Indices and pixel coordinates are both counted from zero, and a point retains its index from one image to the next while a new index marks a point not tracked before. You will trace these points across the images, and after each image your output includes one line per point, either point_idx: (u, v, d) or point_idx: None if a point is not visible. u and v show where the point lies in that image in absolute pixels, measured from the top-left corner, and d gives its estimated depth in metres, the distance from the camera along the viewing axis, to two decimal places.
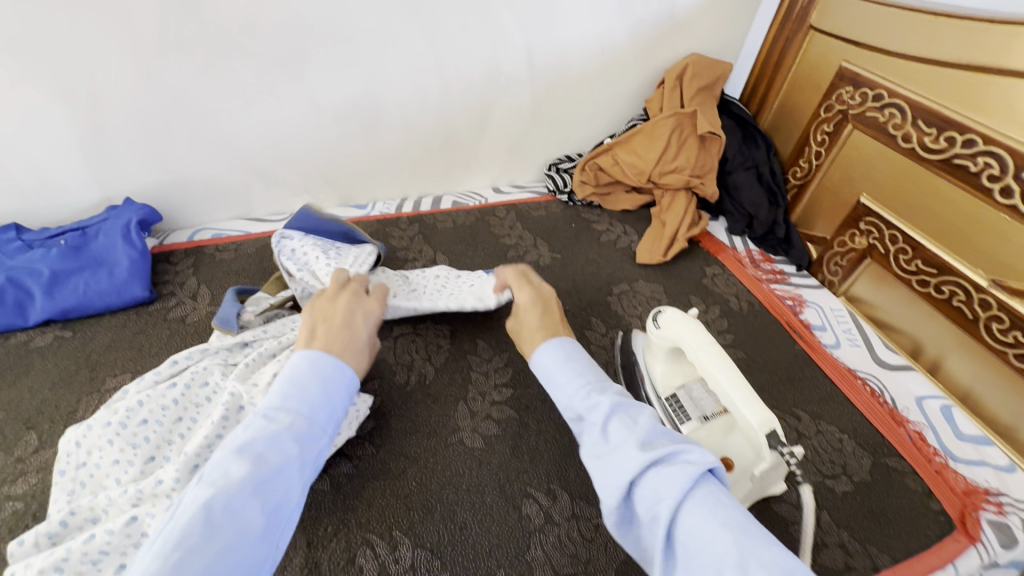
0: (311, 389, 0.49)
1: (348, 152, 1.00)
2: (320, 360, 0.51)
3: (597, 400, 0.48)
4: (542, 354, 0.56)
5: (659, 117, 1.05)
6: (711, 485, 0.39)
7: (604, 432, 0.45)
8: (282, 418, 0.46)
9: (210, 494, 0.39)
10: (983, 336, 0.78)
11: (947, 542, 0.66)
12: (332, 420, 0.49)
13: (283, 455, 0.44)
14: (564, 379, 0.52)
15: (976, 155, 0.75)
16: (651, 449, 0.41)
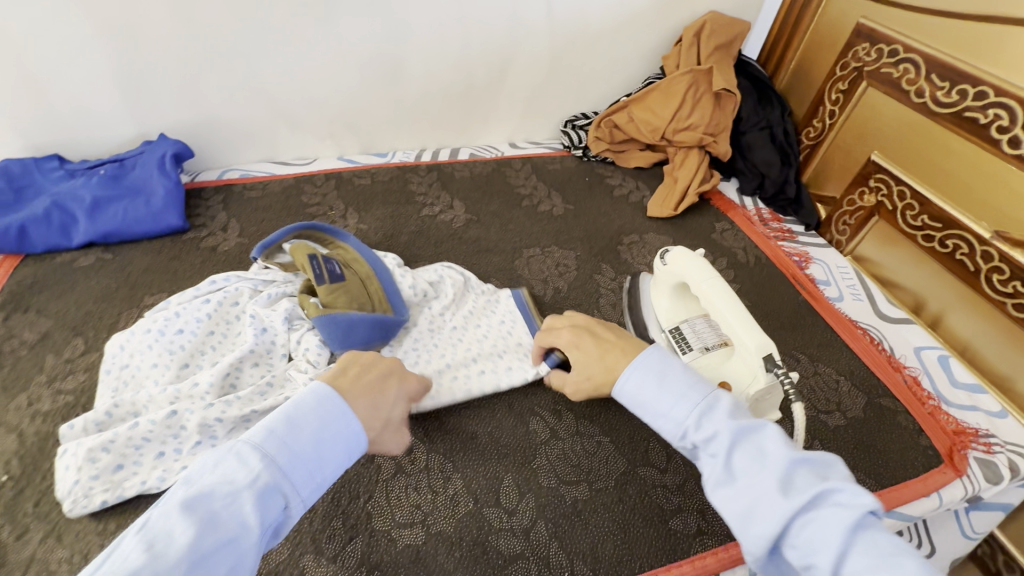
0: (302, 437, 0.44)
1: (371, 99, 1.04)
2: (326, 404, 0.46)
3: (713, 429, 0.46)
4: (628, 380, 0.53)
5: (676, 74, 1.06)
6: (871, 529, 0.38)
7: (730, 469, 0.43)
8: (255, 466, 0.41)
9: (139, 560, 0.33)
10: (984, 288, 0.80)
11: (933, 474, 0.69)
12: (312, 483, 0.43)
13: (238, 520, 0.38)
14: (665, 406, 0.50)
15: (986, 107, 0.76)
16: (792, 491, 0.40)
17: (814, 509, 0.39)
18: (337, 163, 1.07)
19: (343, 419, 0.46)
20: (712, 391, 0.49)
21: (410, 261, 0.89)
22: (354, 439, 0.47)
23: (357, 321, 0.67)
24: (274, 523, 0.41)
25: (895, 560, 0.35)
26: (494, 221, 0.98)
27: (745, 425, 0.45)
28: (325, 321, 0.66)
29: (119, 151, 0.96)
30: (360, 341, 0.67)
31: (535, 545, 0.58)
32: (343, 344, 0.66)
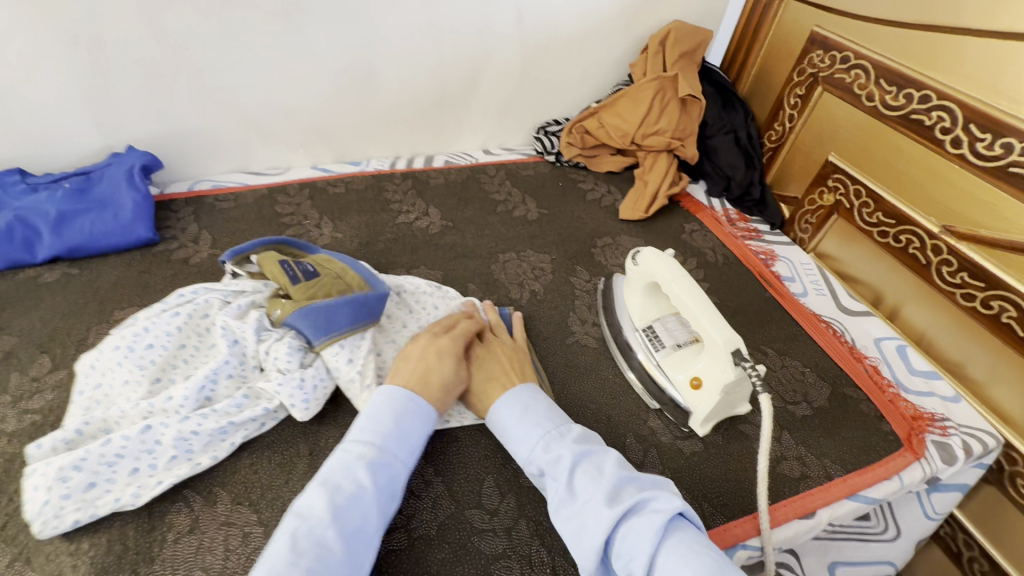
0: (386, 421, 0.56)
1: (343, 108, 1.04)
2: (394, 396, 0.58)
3: (559, 452, 0.55)
4: (498, 410, 0.61)
5: (643, 81, 1.10)
6: (681, 529, 0.48)
7: (572, 490, 0.52)
8: (358, 448, 0.53)
9: (319, 502, 0.48)
10: (935, 281, 0.85)
11: (894, 458, 0.72)
12: (405, 448, 0.55)
13: (355, 483, 0.50)
14: (519, 432, 0.58)
15: (930, 110, 0.81)
16: (617, 503, 0.49)
17: (633, 522, 0.48)
18: (310, 172, 1.07)
19: (414, 404, 0.58)
20: (562, 416, 0.60)
21: (386, 269, 0.89)
22: (424, 413, 0.58)
23: (335, 305, 0.68)
24: (390, 485, 0.52)
25: (699, 552, 0.45)
26: (470, 227, 0.99)
27: (586, 447, 0.56)
28: (303, 312, 0.68)
29: (84, 163, 0.94)
30: (342, 324, 0.68)
31: (517, 544, 0.59)
32: (324, 332, 0.68)
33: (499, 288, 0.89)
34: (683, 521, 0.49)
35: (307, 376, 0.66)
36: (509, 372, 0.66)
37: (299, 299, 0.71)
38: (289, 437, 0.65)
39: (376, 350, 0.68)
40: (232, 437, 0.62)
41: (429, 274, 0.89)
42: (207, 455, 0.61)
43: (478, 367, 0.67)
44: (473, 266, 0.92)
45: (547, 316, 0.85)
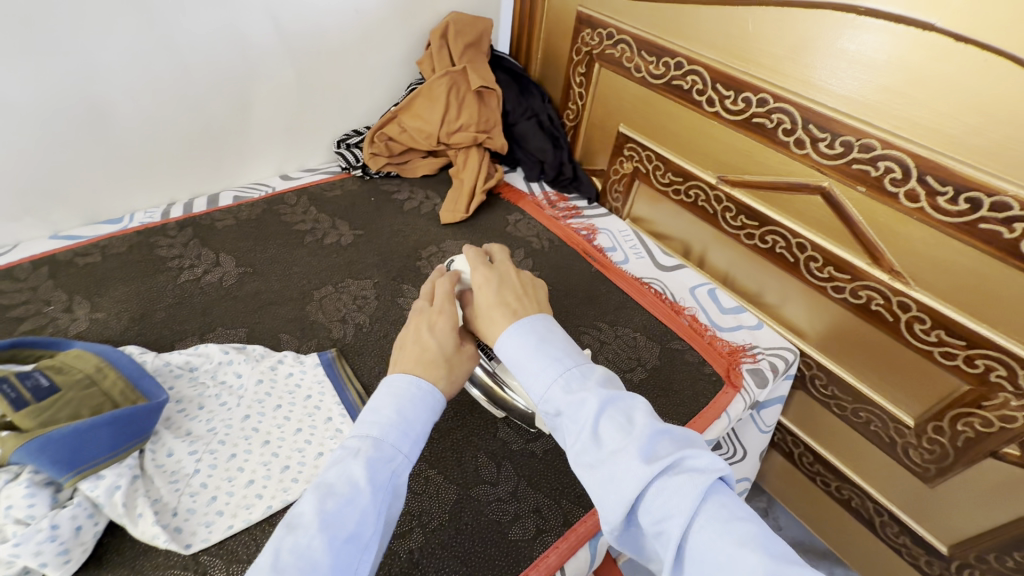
0: (385, 411, 0.48)
1: (75, 158, 0.84)
2: (398, 382, 0.51)
3: (583, 395, 0.47)
4: (507, 345, 0.53)
5: (433, 78, 1.06)
6: (721, 494, 0.41)
7: (595, 437, 0.45)
8: (355, 443, 0.46)
9: (280, 537, 0.39)
10: (724, 226, 0.95)
11: (719, 396, 0.79)
12: (408, 439, 0.47)
13: (349, 482, 0.42)
14: (535, 376, 0.50)
15: (685, 75, 0.89)
16: (654, 458, 0.42)
17: (672, 479, 0.42)
18: (49, 244, 0.85)
19: (416, 390, 0.50)
20: (584, 354, 0.51)
21: (172, 343, 0.75)
22: (432, 399, 0.51)
23: (87, 429, 0.56)
24: (391, 482, 0.44)
25: (739, 522, 0.39)
26: (275, 268, 0.88)
27: (616, 390, 0.48)
28: (38, 445, 0.53)
29: None
30: (101, 451, 0.56)
31: None
32: (73, 465, 0.54)
33: (318, 331, 0.79)
34: (725, 487, 0.43)
35: (61, 520, 0.52)
36: (524, 300, 0.57)
37: (29, 429, 0.55)
38: None
39: (421, 329, 0.56)
40: None
41: (229, 336, 0.77)
42: None
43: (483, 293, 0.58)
44: (284, 313, 0.81)
45: (376, 348, 0.78)
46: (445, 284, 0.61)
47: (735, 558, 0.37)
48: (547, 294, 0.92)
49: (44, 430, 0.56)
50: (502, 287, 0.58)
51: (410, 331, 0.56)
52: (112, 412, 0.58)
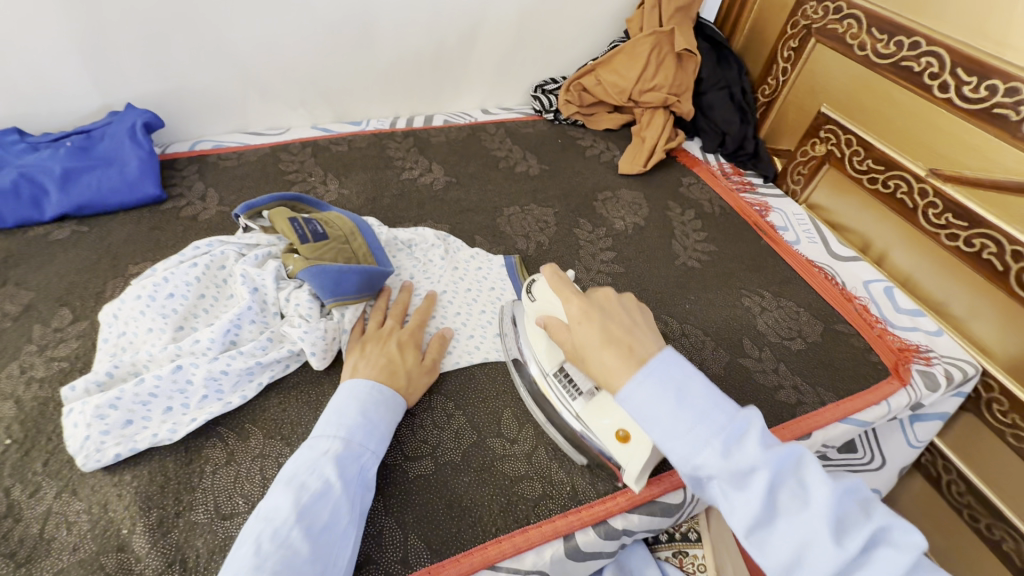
0: (351, 414, 0.57)
1: (342, 65, 1.03)
2: (359, 388, 0.59)
3: (746, 460, 0.43)
4: (636, 392, 0.49)
5: (639, 36, 1.10)
6: (902, 545, 0.40)
7: (769, 511, 0.43)
8: (326, 444, 0.54)
9: (261, 527, 0.46)
10: (922, 223, 0.89)
11: (883, 386, 0.77)
12: (372, 437, 0.56)
13: (322, 480, 0.50)
14: (680, 428, 0.46)
15: (920, 56, 0.84)
16: (845, 539, 0.40)
17: (867, 555, 0.40)
18: (310, 132, 1.06)
19: (378, 395, 0.60)
20: (726, 404, 0.47)
21: (394, 224, 0.91)
22: (393, 401, 0.61)
23: (346, 272, 0.70)
24: (359, 477, 0.53)
25: (922, 572, 0.39)
26: (475, 183, 1.01)
27: (777, 447, 0.44)
28: (314, 271, 0.69)
29: (82, 123, 0.93)
30: (350, 290, 0.71)
31: (538, 467, 0.62)
32: (334, 293, 0.69)
33: (506, 240, 0.91)
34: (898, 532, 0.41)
35: (328, 326, 0.68)
36: (628, 328, 0.54)
37: (308, 258, 0.72)
38: (313, 378, 0.68)
39: (389, 343, 0.67)
40: (259, 377, 0.65)
41: (435, 227, 0.92)
42: (237, 394, 0.63)
43: (588, 328, 0.55)
44: (479, 220, 0.94)
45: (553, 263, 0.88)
46: (416, 317, 0.72)
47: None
48: (713, 255, 0.94)
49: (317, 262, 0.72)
50: (609, 323, 0.55)
51: (380, 339, 0.68)
52: (363, 266, 0.73)
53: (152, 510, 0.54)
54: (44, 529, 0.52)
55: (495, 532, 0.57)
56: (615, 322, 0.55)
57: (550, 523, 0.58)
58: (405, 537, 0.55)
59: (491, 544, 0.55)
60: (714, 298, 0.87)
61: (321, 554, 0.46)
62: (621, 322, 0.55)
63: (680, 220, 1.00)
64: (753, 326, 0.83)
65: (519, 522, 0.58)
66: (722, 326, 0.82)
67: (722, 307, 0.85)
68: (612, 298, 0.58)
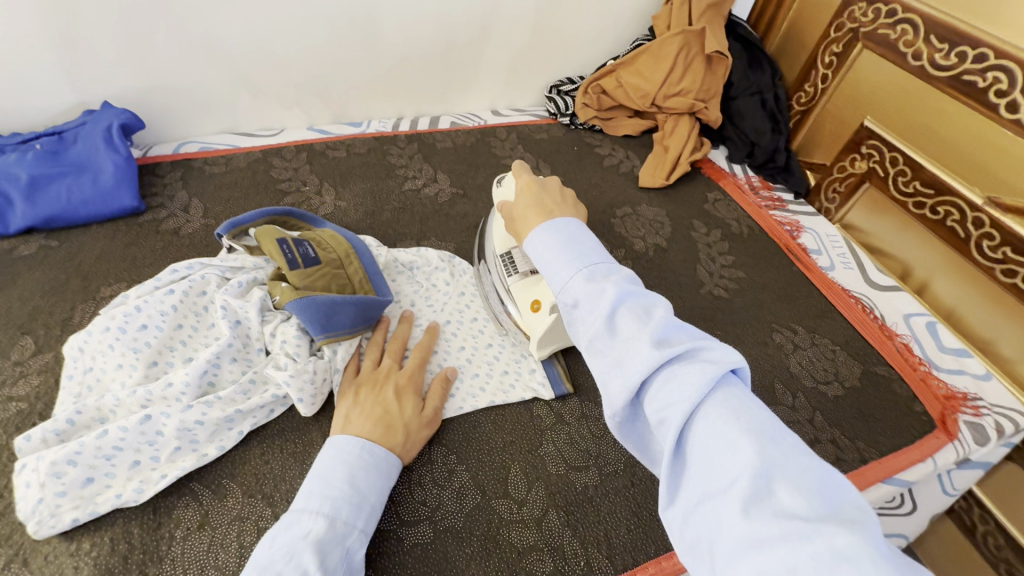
0: (337, 483, 0.49)
1: (341, 61, 0.94)
2: (347, 451, 0.52)
3: (602, 284, 0.43)
4: (537, 239, 0.50)
5: (666, 35, 1.00)
6: (733, 386, 0.36)
7: (610, 324, 0.40)
8: (308, 523, 0.46)
9: None
10: (974, 255, 0.80)
11: (928, 440, 0.70)
12: (360, 513, 0.49)
13: (301, 571, 0.42)
14: (556, 265, 0.47)
15: (986, 70, 0.74)
16: (664, 346, 0.38)
17: (677, 365, 0.37)
18: (306, 134, 0.98)
19: (369, 457, 0.52)
20: (608, 255, 0.47)
21: (395, 242, 0.83)
22: (386, 464, 0.53)
23: (339, 303, 0.63)
24: (345, 564, 0.45)
25: (750, 413, 0.34)
26: (482, 195, 0.93)
27: (634, 285, 0.43)
28: (303, 303, 0.61)
29: (57, 122, 0.85)
30: (343, 324, 0.63)
31: (549, 536, 0.56)
32: (325, 328, 0.62)
33: None
34: (737, 381, 0.37)
35: (317, 369, 0.61)
36: (560, 204, 0.56)
37: (297, 286, 0.65)
38: (300, 425, 0.61)
39: (385, 390, 0.60)
40: (240, 425, 0.58)
41: (439, 247, 0.84)
42: (214, 446, 0.56)
43: (524, 194, 0.57)
44: None
45: None
46: (416, 359, 0.65)
47: (732, 446, 0.32)
48: (741, 283, 0.87)
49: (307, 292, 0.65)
50: (544, 194, 0.57)
51: (376, 386, 0.60)
52: (359, 295, 0.65)
53: None
54: None
55: None
56: (551, 190, 0.59)
57: None
58: None
59: None
60: (742, 332, 0.79)
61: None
62: (552, 200, 0.56)
63: (705, 241, 0.92)
64: (785, 367, 0.76)
65: None
66: (751, 367, 0.75)
67: (751, 344, 0.78)
68: (553, 180, 0.61)
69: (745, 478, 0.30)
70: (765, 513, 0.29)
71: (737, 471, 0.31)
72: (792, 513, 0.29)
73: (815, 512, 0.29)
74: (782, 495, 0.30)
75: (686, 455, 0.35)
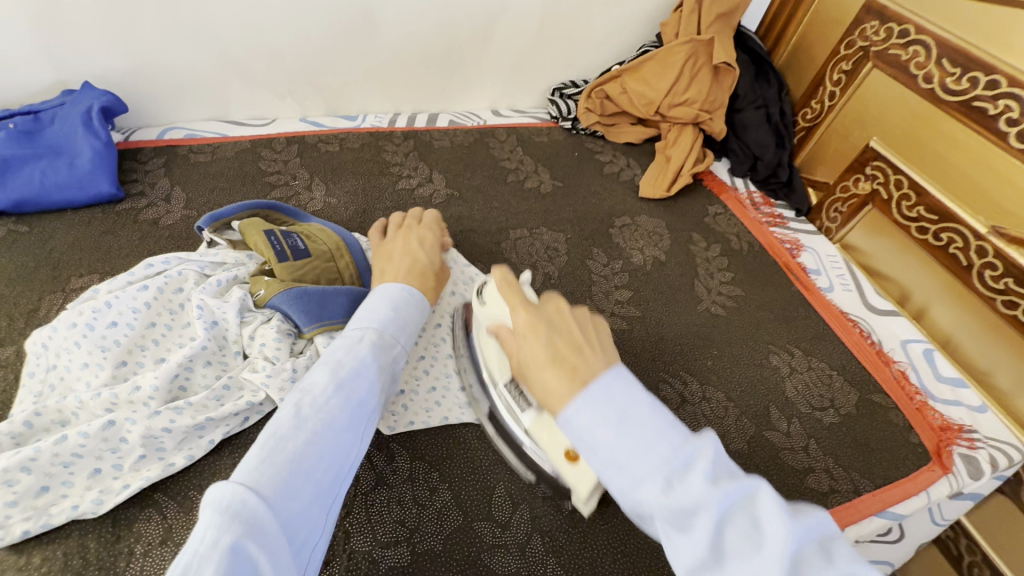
0: (382, 307, 0.53)
1: (337, 52, 0.91)
2: (392, 289, 0.56)
3: (693, 495, 0.31)
4: (579, 414, 0.35)
5: (674, 43, 0.97)
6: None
7: (715, 551, 0.30)
8: (357, 331, 0.50)
9: (297, 397, 0.43)
10: (975, 284, 0.79)
11: (923, 472, 0.69)
12: (403, 332, 0.53)
13: (358, 359, 0.47)
14: (624, 458, 0.33)
15: (997, 98, 0.73)
16: (797, 574, 0.29)
17: None
18: (299, 125, 0.95)
19: (409, 296, 0.56)
20: (681, 427, 0.35)
21: None
22: (421, 305, 0.57)
23: (331, 294, 0.62)
24: (388, 369, 0.51)
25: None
26: (478, 198, 0.90)
27: (726, 481, 0.32)
28: (294, 294, 0.61)
29: (33, 101, 0.81)
30: (337, 315, 0.62)
31: (531, 562, 0.53)
32: (317, 319, 0.61)
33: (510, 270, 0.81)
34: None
35: (299, 365, 0.58)
36: (580, 346, 0.41)
37: (285, 279, 0.63)
38: None
39: (411, 241, 0.66)
40: (210, 433, 0.55)
41: None
42: (182, 455, 0.53)
43: (532, 343, 0.42)
44: (480, 242, 0.84)
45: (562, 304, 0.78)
46: (433, 216, 0.72)
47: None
48: (739, 301, 0.85)
49: (297, 283, 0.64)
50: (555, 334, 0.42)
51: (405, 243, 0.65)
52: (349, 287, 0.65)
53: None
54: None
55: None
56: (571, 337, 0.42)
57: None
58: None
59: None
60: (738, 353, 0.78)
61: (356, 426, 0.45)
62: (574, 340, 0.42)
63: (704, 256, 0.90)
64: (781, 391, 0.74)
65: None
66: (746, 389, 0.73)
67: (747, 366, 0.76)
68: (563, 308, 0.45)
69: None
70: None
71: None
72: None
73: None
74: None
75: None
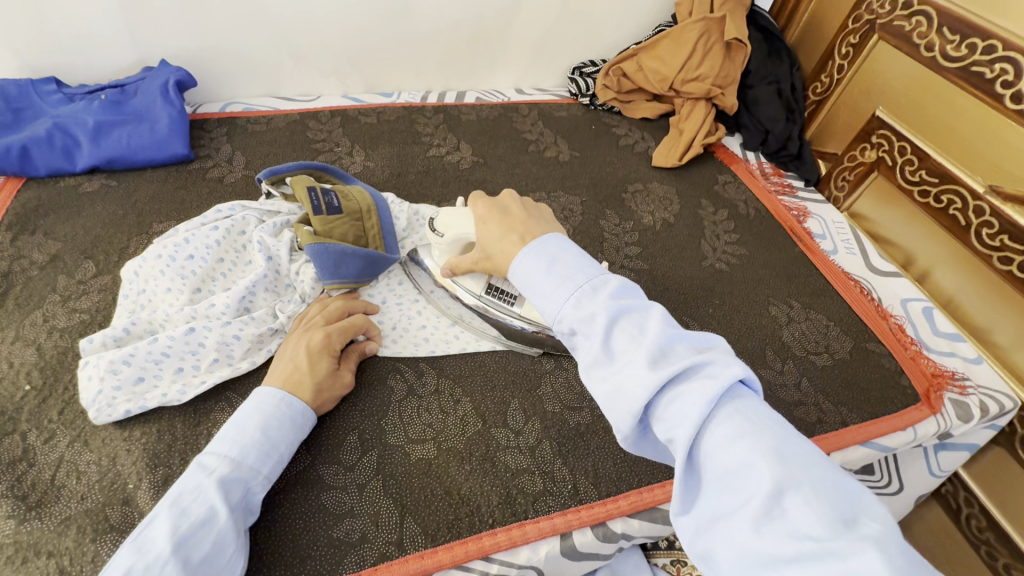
0: (250, 430, 0.52)
1: (376, 35, 1.01)
2: (267, 399, 0.55)
3: (592, 308, 0.42)
4: (521, 264, 0.48)
5: (687, 21, 1.03)
6: (739, 400, 0.36)
7: (607, 349, 0.40)
8: (212, 463, 0.49)
9: (132, 562, 0.42)
10: (972, 243, 0.82)
11: (910, 411, 0.74)
12: (267, 460, 0.52)
13: (207, 506, 0.46)
14: (549, 289, 0.45)
15: (993, 62, 0.76)
16: (662, 364, 0.37)
17: (682, 386, 0.37)
18: (340, 100, 1.05)
19: (286, 409, 0.55)
20: (601, 268, 0.45)
21: (417, 200, 0.90)
22: (301, 418, 0.56)
23: (349, 254, 0.69)
24: (244, 502, 0.49)
25: (758, 430, 0.34)
26: (501, 165, 0.98)
27: (626, 299, 0.42)
28: (318, 249, 0.67)
29: (119, 77, 0.93)
30: (349, 273, 0.69)
31: (541, 462, 0.61)
32: (333, 275, 0.68)
33: None
34: (745, 392, 0.37)
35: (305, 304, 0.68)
36: (529, 220, 0.53)
37: (317, 232, 0.70)
38: None
39: (300, 346, 0.61)
40: (269, 345, 0.65)
41: (459, 208, 0.90)
42: (246, 361, 0.63)
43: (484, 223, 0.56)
44: None
45: None
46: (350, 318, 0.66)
47: (752, 467, 0.32)
48: (742, 259, 0.91)
49: (324, 238, 0.70)
50: (511, 204, 0.56)
51: (295, 343, 0.61)
52: (368, 250, 0.71)
53: (158, 468, 0.55)
54: (55, 476, 0.53)
55: (492, 523, 0.56)
56: (516, 211, 0.55)
57: (549, 519, 0.57)
58: (401, 520, 0.55)
59: (486, 535, 0.55)
60: (740, 303, 0.84)
61: None
62: (519, 216, 0.54)
63: (711, 219, 0.96)
64: (777, 337, 0.80)
65: (517, 515, 0.57)
66: (744, 334, 0.79)
67: (746, 315, 0.82)
68: (512, 195, 0.58)
69: (762, 497, 0.31)
70: (777, 532, 0.30)
71: (755, 492, 0.32)
72: (812, 537, 0.29)
73: (832, 530, 0.29)
74: (796, 511, 0.30)
75: (702, 475, 0.35)
